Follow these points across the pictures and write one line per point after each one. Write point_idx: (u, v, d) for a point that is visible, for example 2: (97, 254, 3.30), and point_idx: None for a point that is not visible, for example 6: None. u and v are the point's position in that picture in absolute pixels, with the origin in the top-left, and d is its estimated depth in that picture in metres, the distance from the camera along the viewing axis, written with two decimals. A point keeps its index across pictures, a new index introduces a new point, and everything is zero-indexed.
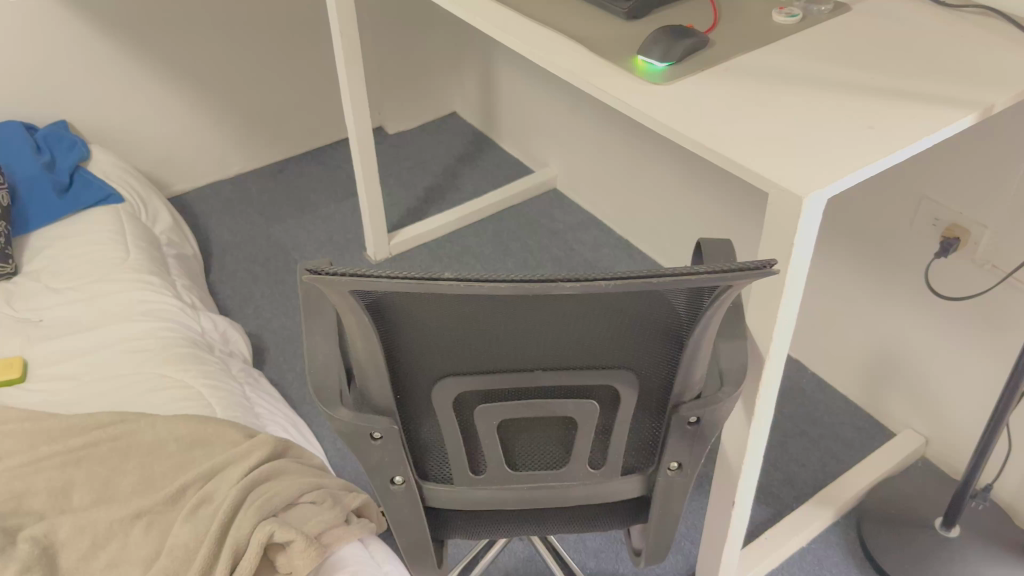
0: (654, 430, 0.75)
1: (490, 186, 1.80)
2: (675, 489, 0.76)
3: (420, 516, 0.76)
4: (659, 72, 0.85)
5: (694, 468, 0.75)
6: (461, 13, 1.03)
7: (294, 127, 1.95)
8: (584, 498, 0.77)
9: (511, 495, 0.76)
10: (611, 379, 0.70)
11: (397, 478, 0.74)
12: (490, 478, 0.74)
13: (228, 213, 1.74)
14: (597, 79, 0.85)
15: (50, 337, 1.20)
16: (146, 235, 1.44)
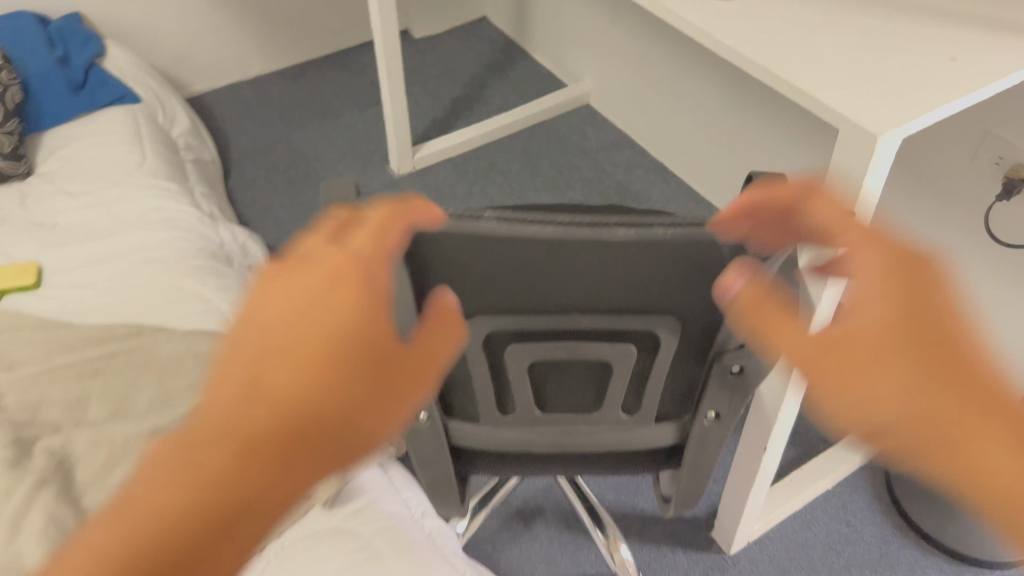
0: (692, 377, 0.73)
1: (520, 98, 1.72)
2: (711, 436, 0.74)
3: (444, 453, 0.75)
4: None
5: (732, 419, 0.72)
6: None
7: (318, 26, 1.87)
8: (614, 442, 0.77)
9: (538, 438, 0.77)
10: (652, 325, 0.65)
11: (422, 416, 0.71)
12: (518, 419, 0.75)
13: (248, 117, 1.68)
14: None
15: (65, 244, 1.17)
16: (163, 139, 1.39)
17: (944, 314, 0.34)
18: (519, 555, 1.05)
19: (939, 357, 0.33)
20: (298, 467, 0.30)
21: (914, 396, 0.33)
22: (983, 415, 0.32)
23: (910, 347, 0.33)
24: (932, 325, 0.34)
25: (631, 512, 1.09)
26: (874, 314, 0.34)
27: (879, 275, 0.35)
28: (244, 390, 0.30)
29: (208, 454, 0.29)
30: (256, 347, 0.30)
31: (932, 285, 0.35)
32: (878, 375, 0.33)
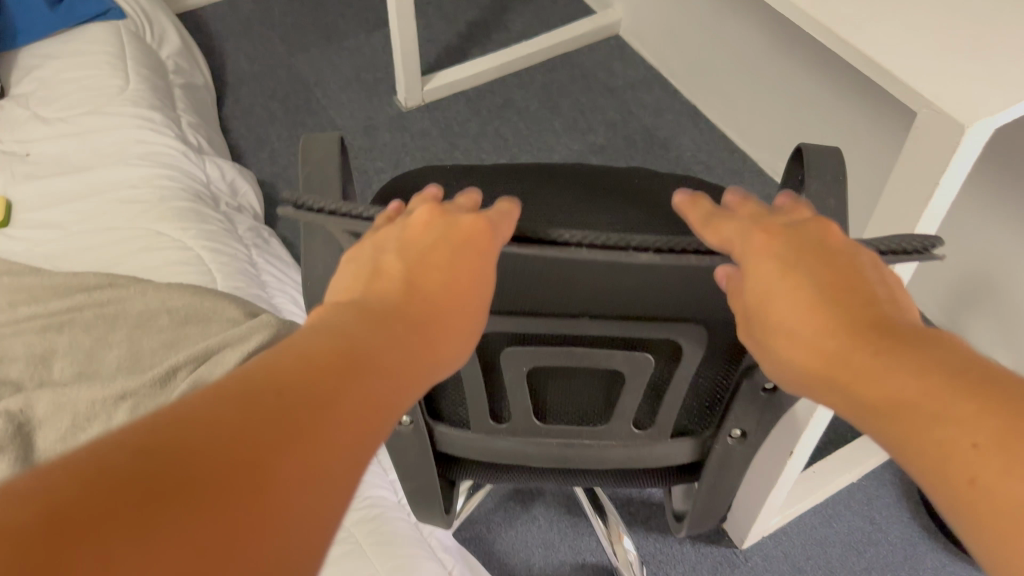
0: (717, 389, 0.62)
1: (543, 26, 1.58)
2: (734, 455, 0.64)
3: (429, 459, 0.67)
4: None
5: (759, 439, 0.62)
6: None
7: None
8: (623, 459, 0.68)
9: (537, 450, 0.68)
10: (672, 334, 0.54)
11: (405, 420, 0.63)
12: (514, 429, 0.65)
13: (247, 36, 1.56)
14: None
15: (37, 176, 1.08)
16: (149, 61, 1.27)
17: (852, 266, 0.38)
18: (515, 539, 0.98)
19: (840, 298, 0.37)
20: (411, 351, 0.38)
21: (812, 326, 0.37)
22: (867, 341, 0.35)
23: (816, 290, 0.38)
24: (841, 274, 0.38)
25: (637, 497, 1.02)
26: (770, 273, 0.39)
27: (762, 231, 0.41)
28: (393, 295, 0.40)
29: (361, 326, 0.37)
30: (401, 268, 0.41)
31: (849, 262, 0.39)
32: (788, 317, 0.38)
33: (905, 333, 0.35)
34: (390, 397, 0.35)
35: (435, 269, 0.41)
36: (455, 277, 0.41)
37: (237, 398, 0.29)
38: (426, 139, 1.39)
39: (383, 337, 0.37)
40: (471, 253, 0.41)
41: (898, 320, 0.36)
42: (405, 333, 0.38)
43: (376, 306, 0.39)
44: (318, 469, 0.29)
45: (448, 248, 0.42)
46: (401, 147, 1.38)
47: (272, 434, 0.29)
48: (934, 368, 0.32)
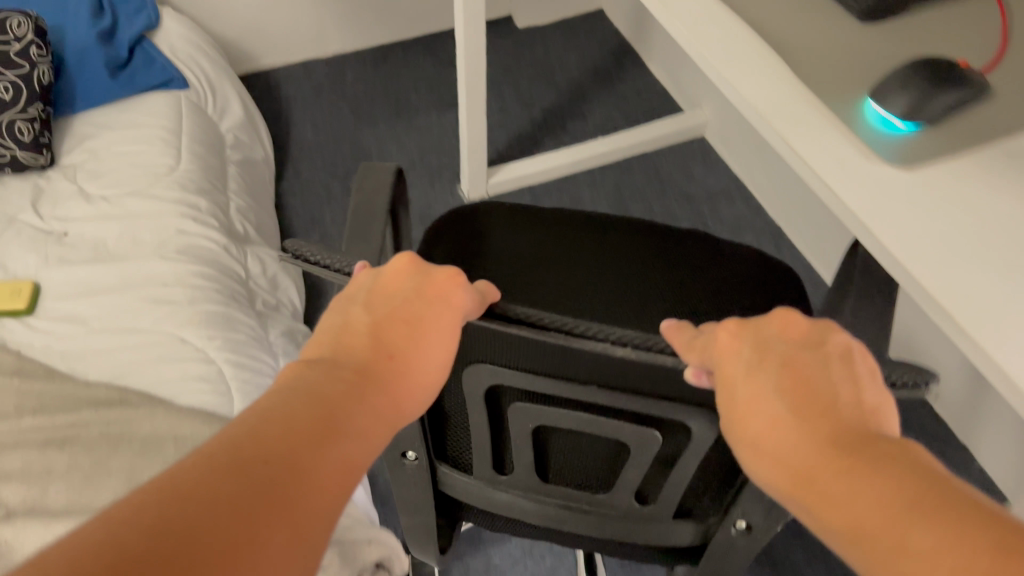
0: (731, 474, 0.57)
1: (624, 120, 1.48)
2: (734, 547, 0.58)
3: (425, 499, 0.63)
4: (893, 143, 0.54)
5: (767, 534, 0.55)
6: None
7: (408, 10, 1.57)
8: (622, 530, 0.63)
9: (535, 509, 0.63)
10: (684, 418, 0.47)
11: (411, 456, 0.58)
12: (514, 484, 0.60)
13: (315, 103, 1.50)
14: (798, 143, 0.55)
15: (69, 261, 1.02)
16: (206, 135, 1.22)
17: (810, 370, 0.38)
18: None
19: (800, 409, 0.36)
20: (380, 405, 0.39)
21: (783, 437, 0.36)
22: (833, 459, 0.34)
23: (783, 404, 0.37)
24: (800, 385, 0.37)
25: None
26: (735, 368, 0.39)
27: (727, 334, 0.41)
28: (365, 346, 0.40)
29: (329, 387, 0.38)
30: (369, 314, 0.42)
31: (811, 362, 0.38)
32: (758, 428, 0.37)
33: (865, 443, 0.34)
34: (357, 454, 0.37)
35: (403, 330, 0.41)
36: (431, 340, 0.41)
37: (226, 475, 0.32)
38: None
39: (351, 392, 0.38)
40: (441, 314, 0.42)
41: (862, 431, 0.35)
42: (377, 390, 0.39)
43: (348, 360, 0.40)
44: (300, 536, 0.32)
45: (419, 304, 0.42)
46: None
47: (260, 511, 0.32)
48: (883, 493, 0.32)
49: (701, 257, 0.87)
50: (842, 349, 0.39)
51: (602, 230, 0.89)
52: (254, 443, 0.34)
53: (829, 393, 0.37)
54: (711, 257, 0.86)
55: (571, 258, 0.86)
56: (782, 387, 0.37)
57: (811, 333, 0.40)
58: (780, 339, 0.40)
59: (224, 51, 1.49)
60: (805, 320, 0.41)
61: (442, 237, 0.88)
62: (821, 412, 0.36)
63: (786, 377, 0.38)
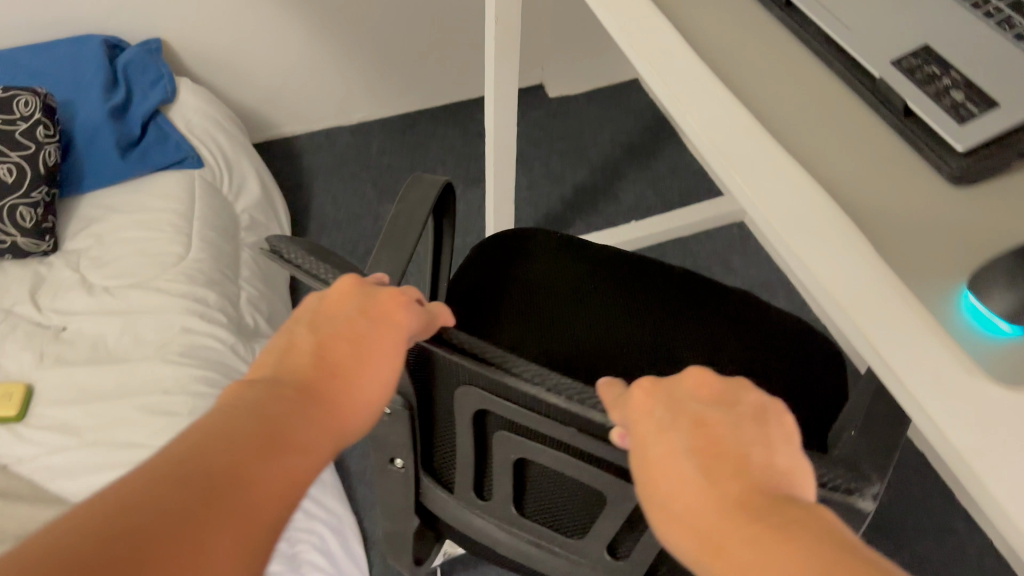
0: None
1: (659, 202, 1.40)
2: None
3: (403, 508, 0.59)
4: (989, 353, 0.46)
5: None
6: (658, 82, 0.61)
7: (437, 78, 1.50)
8: None
9: (508, 540, 0.57)
10: None
11: (396, 462, 0.54)
12: (490, 510, 0.55)
13: (336, 174, 1.43)
14: (893, 354, 0.45)
15: (65, 362, 0.96)
16: (220, 219, 1.15)
17: (717, 426, 0.34)
18: None
19: (706, 460, 0.33)
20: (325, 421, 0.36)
21: (690, 500, 0.32)
22: (738, 520, 0.30)
23: (692, 464, 0.33)
24: (706, 440, 0.34)
25: None
26: (648, 429, 0.35)
27: (642, 393, 0.37)
28: (309, 366, 0.37)
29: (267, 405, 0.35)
30: (312, 336, 0.39)
31: (721, 418, 0.35)
32: (665, 488, 0.33)
33: (772, 501, 0.30)
34: (304, 469, 0.34)
35: (347, 346, 0.38)
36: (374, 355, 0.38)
37: (156, 486, 0.29)
38: None
39: (294, 407, 0.35)
40: (384, 333, 0.39)
41: (770, 480, 0.32)
42: (323, 407, 0.36)
43: (290, 380, 0.37)
44: (242, 552, 0.29)
45: (363, 322, 0.39)
46: None
47: (193, 524, 0.28)
48: (792, 563, 0.27)
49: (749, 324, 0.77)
50: (765, 404, 0.36)
51: (647, 271, 0.83)
52: (188, 458, 0.31)
53: (737, 449, 0.33)
54: (760, 326, 0.77)
55: (614, 292, 0.80)
56: (688, 445, 0.34)
57: (723, 391, 0.37)
58: (692, 399, 0.36)
59: (244, 120, 1.43)
60: (721, 376, 0.38)
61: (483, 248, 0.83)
62: (727, 470, 0.32)
63: (691, 437, 0.34)
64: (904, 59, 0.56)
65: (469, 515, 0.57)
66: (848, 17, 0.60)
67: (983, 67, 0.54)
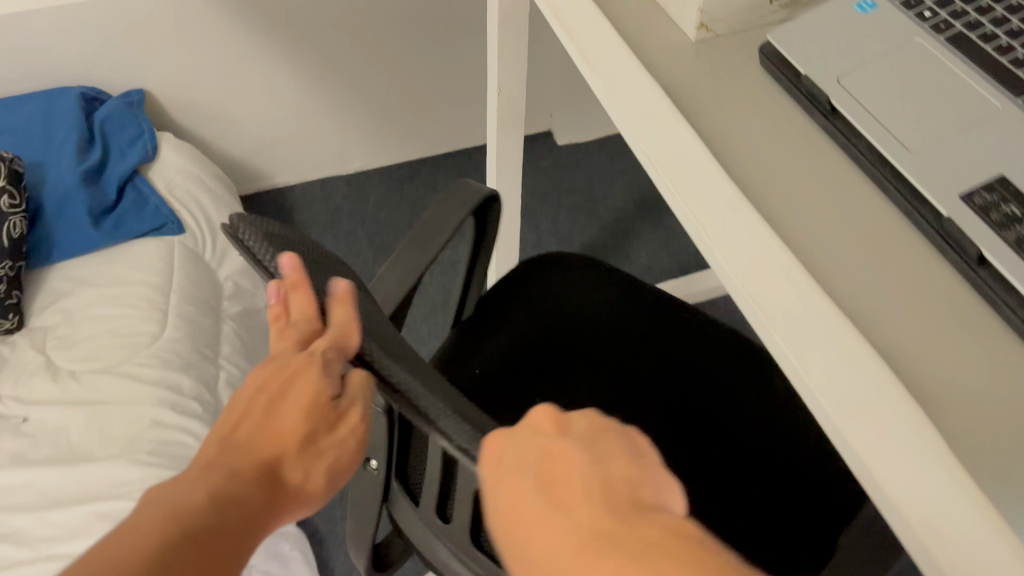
0: None
1: (674, 264, 1.31)
2: None
3: (371, 507, 0.59)
4: None
5: None
6: (683, 210, 0.52)
7: (439, 126, 1.42)
8: None
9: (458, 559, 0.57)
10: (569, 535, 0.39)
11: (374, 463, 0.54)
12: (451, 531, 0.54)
13: (330, 229, 1.35)
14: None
15: (23, 462, 0.87)
16: (201, 290, 1.07)
17: (559, 459, 0.34)
18: None
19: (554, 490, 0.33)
20: (250, 484, 0.39)
21: (544, 543, 0.32)
22: (592, 555, 0.30)
23: (540, 504, 0.33)
24: (551, 470, 0.34)
25: None
26: (498, 482, 0.35)
27: (495, 440, 0.37)
28: (232, 442, 0.39)
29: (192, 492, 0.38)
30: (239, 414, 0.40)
31: (559, 451, 0.35)
32: (525, 537, 0.33)
33: (620, 525, 0.31)
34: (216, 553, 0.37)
35: (265, 410, 0.39)
36: (295, 401, 0.39)
37: None
38: None
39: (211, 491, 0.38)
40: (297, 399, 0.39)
41: (618, 492, 0.32)
42: (239, 479, 0.39)
43: (214, 454, 0.39)
44: None
45: (276, 388, 0.39)
46: None
47: None
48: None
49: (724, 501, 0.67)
50: (602, 420, 0.37)
51: (721, 409, 0.73)
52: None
53: (578, 479, 0.33)
54: (776, 469, 0.69)
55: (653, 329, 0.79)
56: (531, 485, 0.34)
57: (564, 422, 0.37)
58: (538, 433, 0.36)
59: (234, 171, 1.35)
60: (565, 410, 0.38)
61: (576, 259, 0.85)
62: (573, 500, 0.32)
63: (530, 480, 0.34)
64: (976, 193, 0.47)
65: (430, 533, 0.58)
66: (907, 135, 0.51)
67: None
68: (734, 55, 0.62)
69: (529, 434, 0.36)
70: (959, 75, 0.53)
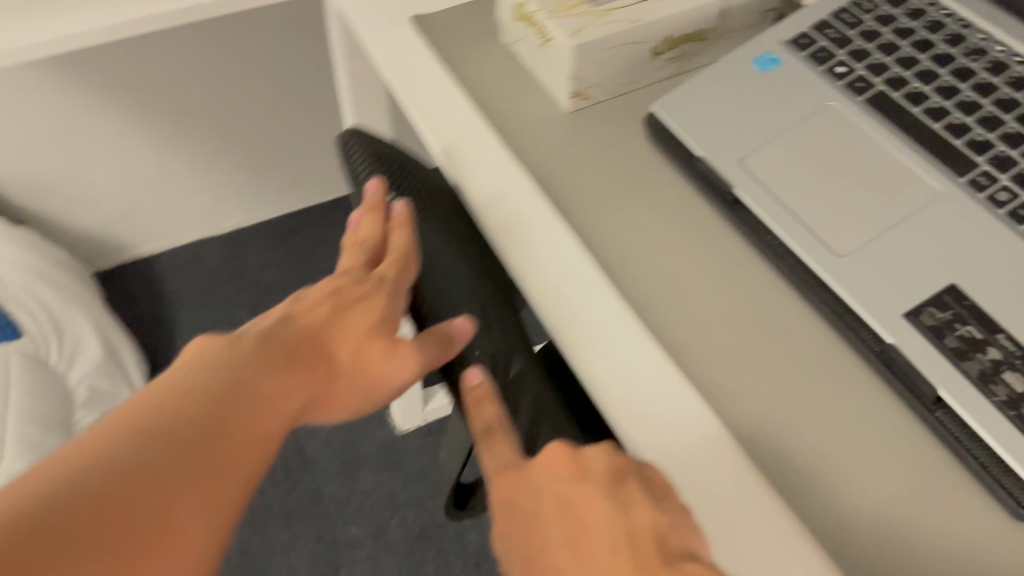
0: None
1: None
2: None
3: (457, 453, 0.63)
4: None
5: None
6: (554, 314, 0.42)
7: (322, 173, 1.29)
8: None
9: None
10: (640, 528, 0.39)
11: None
12: None
13: (207, 300, 1.21)
14: None
15: None
16: (47, 405, 0.92)
17: (570, 516, 0.32)
18: None
19: (579, 546, 0.31)
20: (307, 374, 0.35)
21: None
22: None
23: (565, 558, 0.31)
24: (578, 520, 0.31)
25: None
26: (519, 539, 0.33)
27: (505, 487, 0.34)
28: (306, 328, 0.37)
29: (257, 359, 0.34)
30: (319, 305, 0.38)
31: (565, 504, 0.32)
32: None
33: None
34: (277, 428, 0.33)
35: (336, 307, 0.38)
36: (357, 317, 0.38)
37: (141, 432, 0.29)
38: (423, 485, 1.02)
39: (284, 365, 0.34)
40: (367, 309, 0.39)
41: (642, 549, 0.29)
42: (306, 363, 0.35)
43: (274, 333, 0.36)
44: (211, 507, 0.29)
45: (347, 295, 0.39)
46: (388, 500, 1.00)
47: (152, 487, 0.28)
48: None
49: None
50: (620, 459, 0.33)
51: None
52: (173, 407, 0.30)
53: (597, 530, 0.30)
54: None
55: None
56: (549, 541, 0.31)
57: (572, 459, 0.33)
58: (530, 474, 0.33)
59: (88, 245, 1.19)
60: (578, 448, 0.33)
61: None
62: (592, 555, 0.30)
63: (551, 541, 0.31)
64: (923, 311, 0.38)
65: None
66: (833, 237, 0.41)
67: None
68: (617, 129, 0.52)
69: (544, 480, 0.33)
70: (885, 148, 0.43)
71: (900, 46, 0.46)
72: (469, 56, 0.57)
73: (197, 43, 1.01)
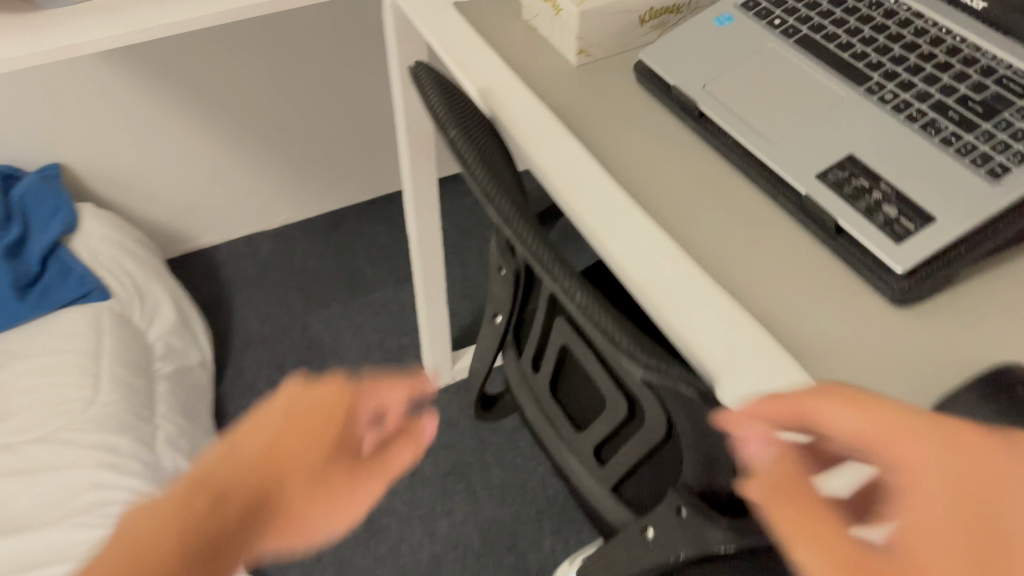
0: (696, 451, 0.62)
1: None
2: (671, 535, 0.61)
3: (491, 353, 0.80)
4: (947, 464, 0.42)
5: (686, 526, 0.60)
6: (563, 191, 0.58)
7: (361, 175, 1.46)
8: (572, 465, 0.71)
9: (533, 407, 0.76)
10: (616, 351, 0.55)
11: (498, 319, 0.76)
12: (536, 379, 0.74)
13: (261, 284, 1.36)
14: None
15: None
16: (131, 352, 1.07)
17: (977, 508, 0.31)
18: None
19: (966, 527, 0.30)
20: (246, 489, 0.41)
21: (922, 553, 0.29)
22: None
23: (946, 527, 0.30)
24: (977, 506, 0.31)
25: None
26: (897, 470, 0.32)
27: (895, 437, 0.33)
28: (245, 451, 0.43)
29: (190, 491, 0.40)
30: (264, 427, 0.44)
31: (969, 497, 0.31)
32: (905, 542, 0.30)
33: None
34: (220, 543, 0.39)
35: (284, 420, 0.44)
36: (309, 427, 0.44)
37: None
38: (451, 432, 1.16)
39: (225, 487, 0.40)
40: (312, 421, 0.45)
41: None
42: (247, 479, 0.41)
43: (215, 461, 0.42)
44: None
45: (290, 410, 0.45)
46: None
47: None
48: None
49: (624, 454, 0.65)
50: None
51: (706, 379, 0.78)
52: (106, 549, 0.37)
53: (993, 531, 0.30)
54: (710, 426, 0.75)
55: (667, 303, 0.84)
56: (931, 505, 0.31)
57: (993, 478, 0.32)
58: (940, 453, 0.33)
59: (157, 236, 1.36)
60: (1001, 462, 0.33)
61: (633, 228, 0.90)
62: (984, 548, 0.29)
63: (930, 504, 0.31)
64: (829, 173, 0.53)
65: (521, 383, 0.77)
66: (767, 130, 0.57)
67: (927, 177, 0.51)
68: (613, 76, 0.69)
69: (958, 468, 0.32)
70: (809, 73, 0.59)
71: (820, 5, 0.63)
72: (500, 29, 0.74)
73: (258, 50, 1.19)
